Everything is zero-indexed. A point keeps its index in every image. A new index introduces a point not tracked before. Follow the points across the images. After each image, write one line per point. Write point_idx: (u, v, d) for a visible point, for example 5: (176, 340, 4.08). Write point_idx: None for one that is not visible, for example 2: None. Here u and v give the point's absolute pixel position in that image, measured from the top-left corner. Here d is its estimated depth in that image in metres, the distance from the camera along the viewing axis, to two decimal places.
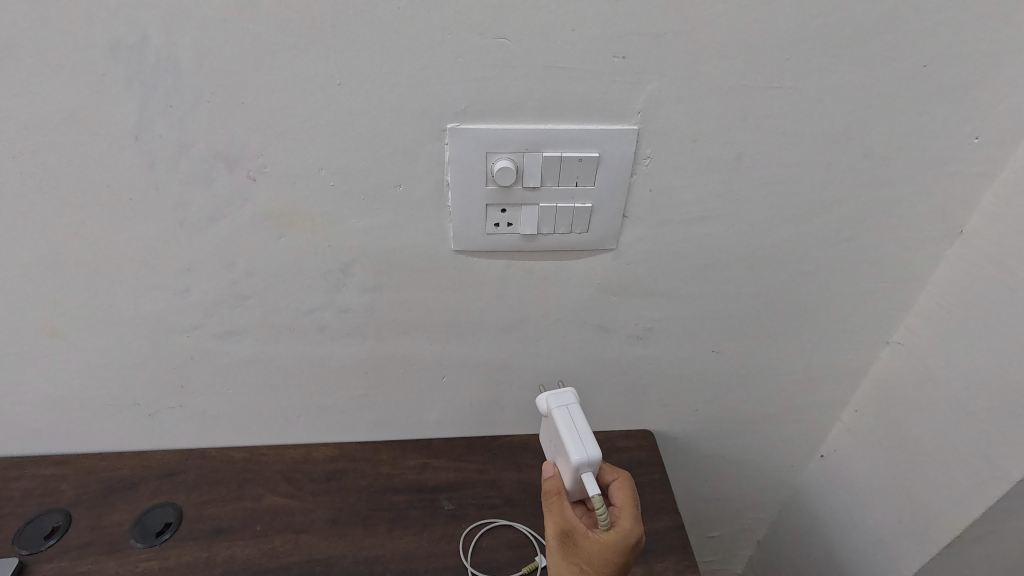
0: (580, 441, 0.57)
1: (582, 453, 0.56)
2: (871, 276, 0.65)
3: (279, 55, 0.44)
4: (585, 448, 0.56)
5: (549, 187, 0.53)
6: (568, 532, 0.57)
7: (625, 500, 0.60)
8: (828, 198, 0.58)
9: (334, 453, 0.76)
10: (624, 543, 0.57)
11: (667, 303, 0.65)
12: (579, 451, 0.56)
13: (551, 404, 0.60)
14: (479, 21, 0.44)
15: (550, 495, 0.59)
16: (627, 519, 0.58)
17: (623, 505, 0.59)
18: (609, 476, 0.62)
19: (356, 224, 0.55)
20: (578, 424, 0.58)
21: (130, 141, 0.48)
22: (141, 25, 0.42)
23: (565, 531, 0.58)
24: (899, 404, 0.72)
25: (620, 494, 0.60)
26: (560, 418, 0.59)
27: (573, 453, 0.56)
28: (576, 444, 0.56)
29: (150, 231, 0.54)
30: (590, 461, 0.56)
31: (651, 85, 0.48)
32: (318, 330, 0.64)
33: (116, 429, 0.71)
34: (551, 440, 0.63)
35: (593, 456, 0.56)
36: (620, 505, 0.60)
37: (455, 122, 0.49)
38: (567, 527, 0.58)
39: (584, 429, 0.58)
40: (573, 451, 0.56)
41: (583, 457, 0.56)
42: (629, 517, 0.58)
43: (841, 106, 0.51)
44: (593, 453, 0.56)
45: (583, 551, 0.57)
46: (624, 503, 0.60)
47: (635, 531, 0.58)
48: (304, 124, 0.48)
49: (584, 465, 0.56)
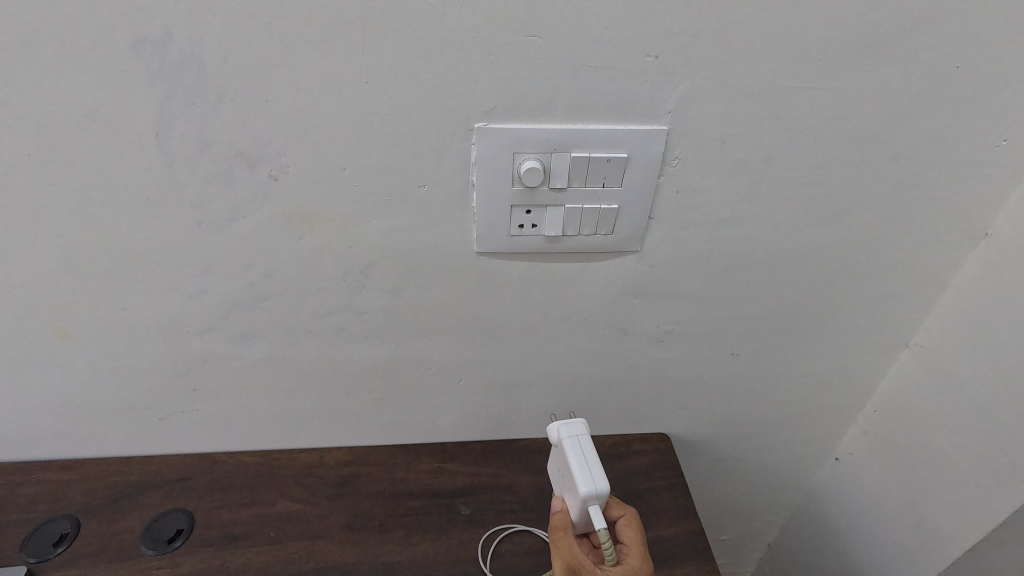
0: (588, 473, 0.55)
1: (590, 486, 0.54)
2: (892, 278, 0.65)
3: (305, 50, 0.43)
4: (593, 480, 0.55)
5: (576, 188, 0.52)
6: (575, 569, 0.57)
7: (633, 540, 0.60)
8: (855, 199, 0.57)
9: (347, 457, 0.74)
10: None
11: (688, 306, 0.65)
12: (587, 483, 0.55)
13: (562, 435, 0.59)
14: (512, 16, 0.43)
15: (556, 530, 0.59)
16: (636, 558, 0.58)
17: (632, 542, 0.59)
18: (617, 512, 0.62)
19: (378, 224, 0.54)
20: (587, 456, 0.57)
21: (149, 139, 0.47)
22: (165, 19, 0.41)
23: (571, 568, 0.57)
24: (918, 408, 0.72)
25: (629, 531, 0.60)
26: (571, 450, 0.57)
27: (581, 485, 0.54)
28: (584, 476, 0.55)
29: (169, 232, 0.53)
30: (599, 493, 0.54)
31: (683, 84, 0.47)
32: (335, 333, 0.62)
33: (125, 433, 0.70)
34: (558, 470, 0.61)
35: (600, 488, 0.55)
36: (629, 542, 0.60)
37: (483, 121, 0.48)
38: (574, 563, 0.57)
39: (593, 460, 0.57)
40: (581, 483, 0.54)
41: (591, 490, 0.54)
42: (637, 556, 0.58)
43: (872, 107, 0.51)
44: (600, 485, 0.55)
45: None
46: (632, 540, 0.60)
47: (643, 571, 0.57)
48: (329, 122, 0.47)
49: (591, 497, 0.54)
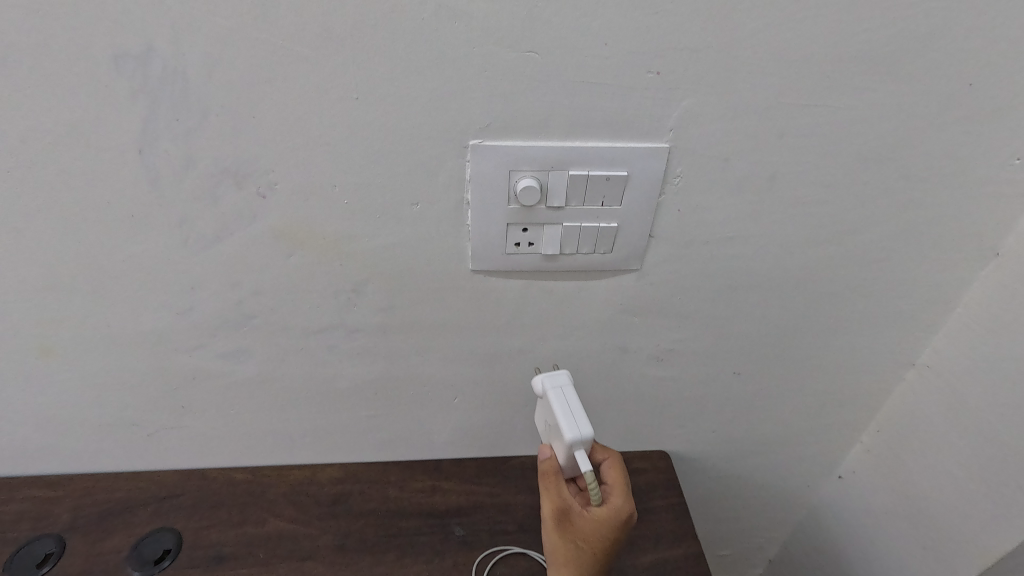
0: (572, 418, 0.53)
1: (574, 431, 0.52)
2: (899, 297, 0.63)
3: (293, 65, 0.42)
4: (577, 425, 0.52)
5: (574, 206, 0.50)
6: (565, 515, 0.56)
7: (615, 479, 0.57)
8: (862, 217, 0.55)
9: (340, 474, 0.73)
10: (616, 522, 0.54)
11: (689, 324, 0.63)
12: (571, 428, 0.52)
13: (546, 388, 0.56)
14: (508, 31, 0.41)
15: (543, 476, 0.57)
16: (618, 497, 0.55)
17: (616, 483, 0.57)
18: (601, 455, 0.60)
19: (370, 242, 0.52)
20: (571, 405, 0.54)
21: (132, 155, 0.45)
22: (147, 34, 0.39)
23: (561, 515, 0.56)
24: (925, 429, 0.70)
25: (612, 473, 0.58)
26: (554, 401, 0.55)
27: (565, 431, 0.52)
28: (568, 421, 0.53)
29: (155, 249, 0.51)
30: (584, 439, 0.52)
31: (686, 101, 0.46)
32: (326, 350, 0.61)
33: (113, 449, 0.68)
34: (545, 422, 0.59)
35: (584, 433, 0.52)
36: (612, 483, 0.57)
37: (478, 138, 0.46)
38: (563, 509, 0.56)
39: (576, 408, 0.54)
40: (565, 429, 0.52)
41: (575, 435, 0.52)
42: (620, 495, 0.55)
43: (880, 125, 0.49)
44: (585, 430, 0.52)
45: (581, 534, 0.55)
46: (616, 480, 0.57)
47: (626, 509, 0.54)
48: (318, 139, 0.45)
49: (577, 444, 0.52)
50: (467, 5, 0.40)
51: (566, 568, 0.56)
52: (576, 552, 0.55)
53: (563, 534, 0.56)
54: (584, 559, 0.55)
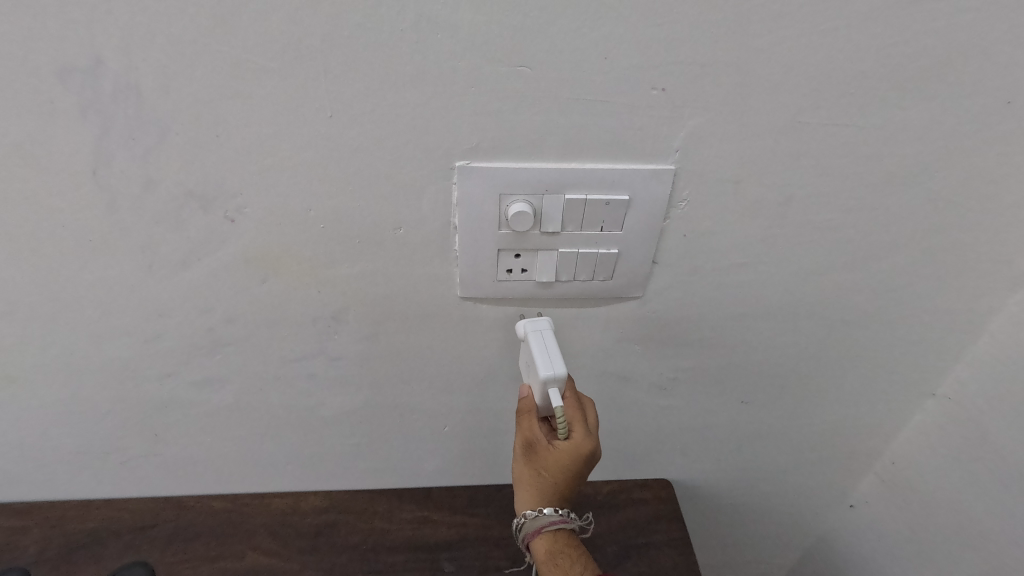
0: (547, 355, 0.48)
1: (548, 368, 0.47)
2: (922, 325, 0.58)
3: (259, 80, 0.37)
4: (551, 362, 0.47)
5: (571, 231, 0.46)
6: (532, 445, 0.51)
7: (574, 414, 0.50)
8: (883, 243, 0.51)
9: (324, 503, 0.70)
10: (579, 456, 0.49)
11: (695, 352, 0.59)
12: (545, 365, 0.47)
13: (525, 329, 0.50)
14: (497, 44, 0.37)
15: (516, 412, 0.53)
16: (578, 433, 0.49)
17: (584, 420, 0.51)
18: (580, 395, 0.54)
19: (349, 268, 0.48)
20: (549, 343, 0.49)
21: (85, 176, 0.41)
22: (94, 46, 0.35)
23: (528, 444, 0.51)
24: (945, 463, 0.66)
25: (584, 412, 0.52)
26: (533, 342, 0.49)
27: (541, 368, 0.47)
28: (542, 359, 0.48)
29: (117, 274, 0.47)
30: (559, 376, 0.47)
31: (693, 120, 0.41)
32: (306, 379, 0.57)
33: (83, 477, 0.65)
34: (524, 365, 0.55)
35: (560, 370, 0.47)
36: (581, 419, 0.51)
37: (465, 159, 0.42)
38: (529, 439, 0.51)
39: (553, 347, 0.49)
40: (540, 366, 0.47)
41: (549, 371, 0.47)
42: (579, 429, 0.49)
43: (908, 144, 0.44)
44: (561, 368, 0.47)
45: (546, 467, 0.50)
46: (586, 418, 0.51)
47: (588, 444, 0.49)
48: (289, 160, 0.41)
49: (551, 382, 0.47)
50: (451, 16, 0.35)
51: (528, 493, 0.52)
52: (539, 481, 0.51)
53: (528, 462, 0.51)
54: (546, 489, 0.51)
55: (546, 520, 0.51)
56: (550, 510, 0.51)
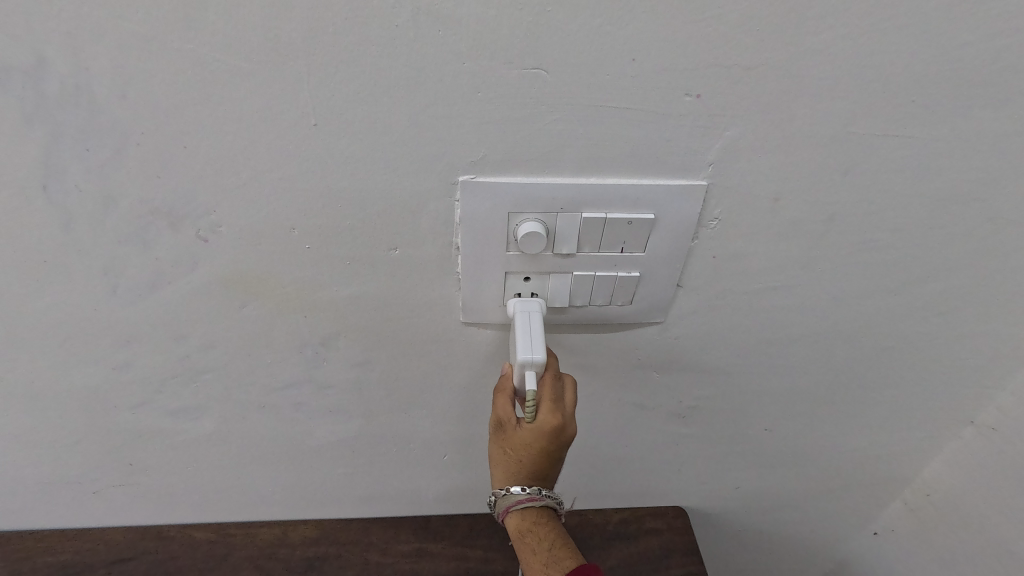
0: (530, 337, 0.41)
1: (528, 351, 0.41)
2: (968, 352, 0.53)
3: (230, 83, 0.32)
4: (532, 345, 0.41)
5: (587, 253, 0.41)
6: (500, 424, 0.44)
7: (544, 390, 0.42)
8: (934, 267, 0.46)
9: (316, 534, 0.66)
10: (546, 436, 0.42)
11: (716, 378, 0.55)
12: (525, 347, 0.41)
13: (514, 308, 0.43)
14: (508, 43, 0.31)
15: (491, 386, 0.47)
16: (543, 410, 0.42)
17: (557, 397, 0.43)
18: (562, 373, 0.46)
19: (339, 292, 0.43)
20: (535, 324, 0.42)
21: (35, 192, 0.36)
22: (34, 43, 0.30)
23: (496, 423, 0.44)
24: (984, 495, 0.62)
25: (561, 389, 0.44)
26: (518, 322, 0.42)
27: (517, 350, 0.41)
28: (524, 339, 0.41)
29: (77, 299, 0.42)
30: (535, 362, 0.41)
31: (731, 130, 0.36)
32: (294, 408, 0.53)
33: (56, 505, 0.61)
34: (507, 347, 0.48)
35: (539, 356, 0.41)
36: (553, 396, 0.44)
37: (468, 174, 0.37)
38: (496, 418, 0.43)
39: (537, 331, 0.42)
40: (517, 347, 0.41)
41: (528, 356, 0.41)
42: (546, 406, 0.42)
43: (974, 159, 0.39)
44: (540, 353, 0.41)
45: (512, 446, 0.43)
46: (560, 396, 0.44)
47: (554, 421, 0.42)
48: (268, 174, 0.36)
49: (528, 365, 0.41)
50: (456, 10, 0.30)
51: (497, 471, 0.45)
52: (506, 461, 0.44)
53: (495, 441, 0.44)
54: (514, 468, 0.44)
55: (513, 500, 0.45)
56: (517, 489, 0.44)
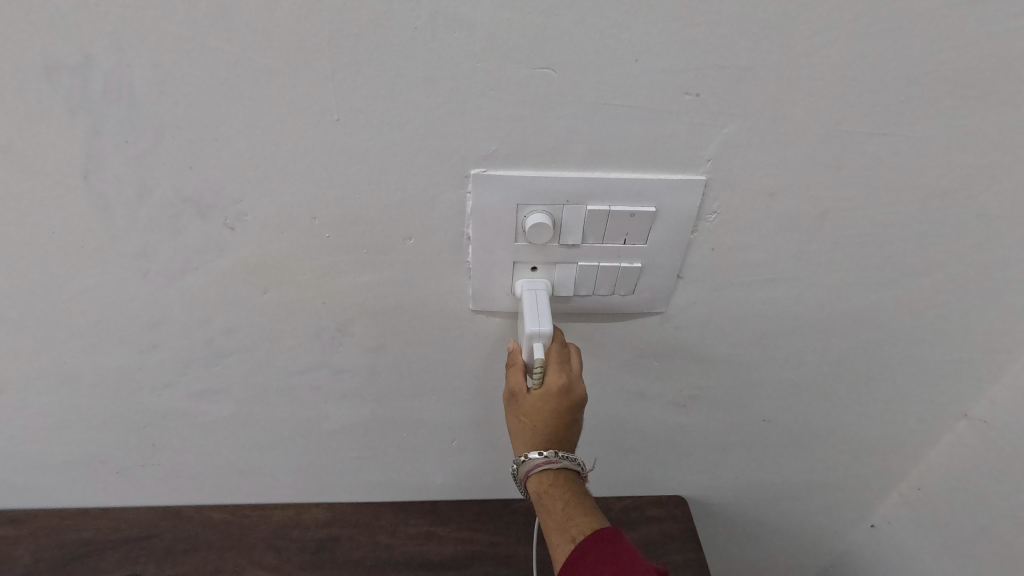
0: (537, 312, 0.44)
1: (536, 323, 0.43)
2: (960, 345, 0.55)
3: (261, 80, 0.35)
4: (540, 318, 0.44)
5: (592, 244, 0.43)
6: (513, 395, 0.46)
7: (550, 354, 0.45)
8: (926, 260, 0.48)
9: (328, 516, 0.69)
10: (555, 397, 0.45)
11: (716, 368, 0.57)
12: (533, 320, 0.44)
13: (520, 288, 0.45)
14: (519, 44, 0.34)
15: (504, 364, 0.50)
16: (551, 372, 0.45)
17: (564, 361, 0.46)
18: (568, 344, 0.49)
19: (355, 279, 0.46)
20: (541, 301, 0.45)
21: (77, 181, 0.39)
22: (83, 41, 0.33)
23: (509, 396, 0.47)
24: (978, 486, 0.63)
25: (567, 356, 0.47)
26: (526, 300, 0.45)
27: (526, 324, 0.44)
28: (531, 314, 0.44)
29: (111, 283, 0.45)
30: (543, 333, 0.43)
31: (729, 127, 0.38)
32: (310, 391, 0.55)
33: (79, 484, 0.64)
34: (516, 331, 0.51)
35: (546, 327, 0.43)
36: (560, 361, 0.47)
37: (480, 167, 0.39)
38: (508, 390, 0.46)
39: (544, 306, 0.44)
40: (526, 322, 0.43)
41: (535, 328, 0.43)
42: (552, 368, 0.45)
43: (961, 156, 0.40)
44: (547, 325, 0.43)
45: (525, 414, 0.46)
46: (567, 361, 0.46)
47: (561, 381, 0.44)
48: (292, 165, 0.39)
49: (537, 337, 0.44)
50: (470, 12, 0.32)
51: (517, 439, 0.48)
52: (522, 430, 0.47)
53: (508, 412, 0.47)
54: (530, 434, 0.47)
55: (531, 465, 0.47)
56: (534, 455, 0.46)
